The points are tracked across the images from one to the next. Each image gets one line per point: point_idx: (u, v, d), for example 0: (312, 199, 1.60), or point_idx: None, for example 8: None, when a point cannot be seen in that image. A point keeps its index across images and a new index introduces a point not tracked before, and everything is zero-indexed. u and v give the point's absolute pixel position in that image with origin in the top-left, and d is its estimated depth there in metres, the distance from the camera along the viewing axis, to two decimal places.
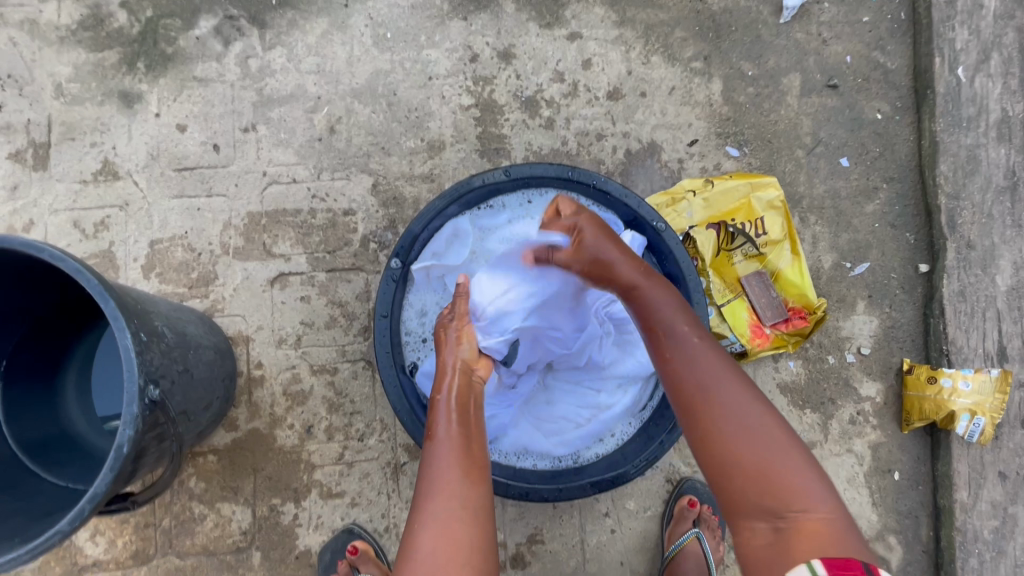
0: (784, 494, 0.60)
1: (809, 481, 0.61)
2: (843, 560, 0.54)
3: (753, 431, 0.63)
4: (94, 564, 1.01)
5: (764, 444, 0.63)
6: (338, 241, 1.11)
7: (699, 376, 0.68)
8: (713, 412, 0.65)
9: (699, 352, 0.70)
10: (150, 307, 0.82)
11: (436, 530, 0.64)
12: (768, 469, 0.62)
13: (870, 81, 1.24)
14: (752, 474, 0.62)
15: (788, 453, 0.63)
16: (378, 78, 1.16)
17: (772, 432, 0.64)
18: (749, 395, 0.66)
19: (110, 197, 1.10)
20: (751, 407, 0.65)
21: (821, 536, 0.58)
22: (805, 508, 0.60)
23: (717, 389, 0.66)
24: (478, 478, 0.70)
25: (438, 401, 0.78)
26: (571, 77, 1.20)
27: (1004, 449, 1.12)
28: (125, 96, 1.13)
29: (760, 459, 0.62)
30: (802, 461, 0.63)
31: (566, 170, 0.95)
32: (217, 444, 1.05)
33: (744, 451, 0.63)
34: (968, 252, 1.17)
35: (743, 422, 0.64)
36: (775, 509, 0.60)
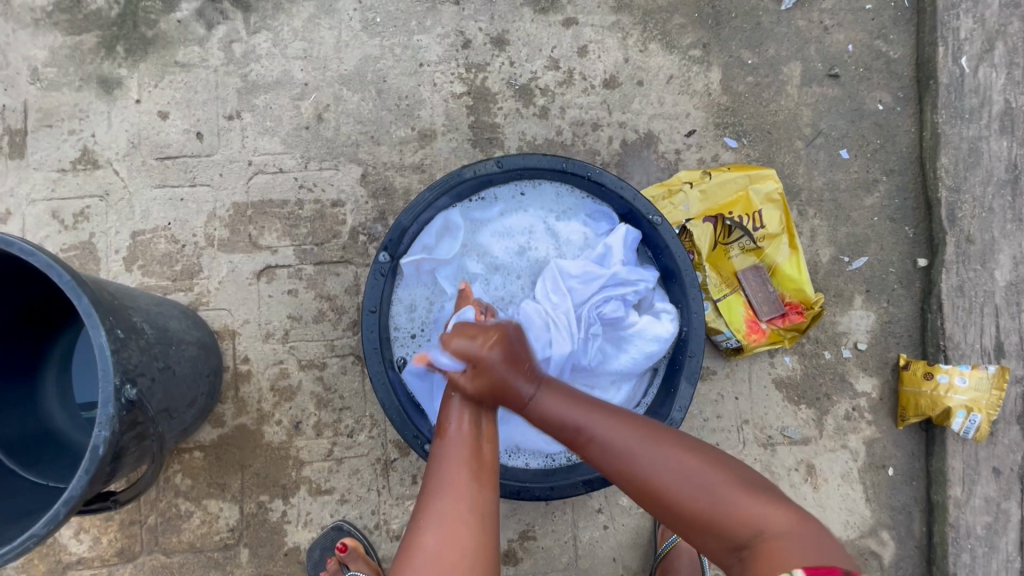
0: (740, 525, 0.62)
1: (756, 503, 0.63)
2: (824, 568, 0.55)
3: (685, 479, 0.65)
4: (78, 561, 1.00)
5: (698, 486, 0.65)
6: (327, 233, 1.08)
7: (619, 461, 0.69)
8: (641, 480, 0.67)
9: (612, 434, 0.70)
10: (129, 302, 0.79)
11: (444, 531, 0.63)
12: (712, 512, 0.63)
13: (872, 71, 1.22)
14: (699, 522, 0.64)
15: (723, 483, 0.65)
16: (367, 65, 1.13)
17: (701, 470, 0.66)
18: (669, 445, 0.68)
19: (90, 186, 1.07)
20: (676, 457, 0.67)
21: (787, 549, 0.58)
22: (762, 530, 0.61)
23: (637, 459, 0.68)
24: (489, 481, 0.69)
25: (455, 395, 0.80)
26: (566, 64, 1.16)
27: (999, 445, 1.12)
28: (104, 81, 1.09)
29: (704, 502, 0.64)
30: (742, 485, 0.65)
31: (560, 162, 0.92)
32: (203, 440, 1.03)
33: (687, 501, 0.64)
34: (967, 246, 1.15)
35: (671, 470, 0.66)
36: (738, 543, 0.62)
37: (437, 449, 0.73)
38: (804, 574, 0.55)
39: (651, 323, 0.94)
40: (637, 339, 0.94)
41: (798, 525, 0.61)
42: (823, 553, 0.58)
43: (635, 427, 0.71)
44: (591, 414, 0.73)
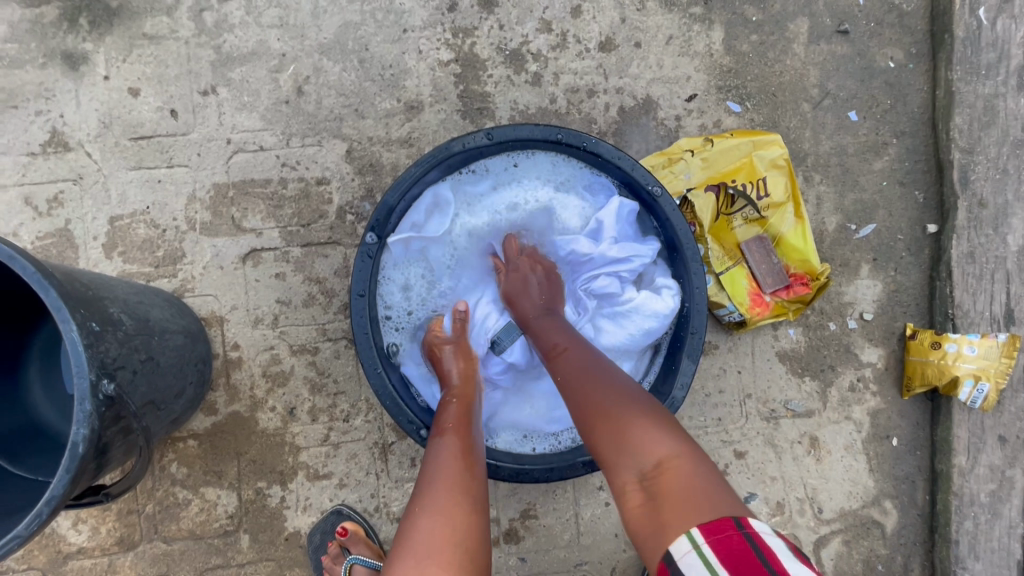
0: (643, 454, 0.59)
1: (666, 437, 0.60)
2: (716, 523, 0.51)
3: (615, 405, 0.64)
4: (78, 551, 0.99)
5: (622, 408, 0.63)
6: (313, 213, 1.04)
7: (572, 370, 0.70)
8: (586, 396, 0.66)
9: (573, 350, 0.74)
10: (105, 292, 0.75)
11: (434, 518, 0.60)
12: (626, 431, 0.61)
13: (883, 26, 1.15)
14: (611, 440, 0.61)
15: (642, 416, 0.62)
16: (348, 32, 1.06)
17: (627, 402, 0.64)
18: (613, 377, 0.68)
19: (62, 170, 1.02)
20: (609, 385, 0.66)
21: (685, 484, 0.55)
22: (661, 460, 0.58)
23: (585, 374, 0.69)
24: (480, 473, 0.67)
25: (448, 403, 0.78)
26: (559, 26, 1.10)
27: (1005, 413, 1.10)
28: (69, 57, 1.03)
29: (618, 429, 0.61)
30: (655, 421, 0.62)
31: (554, 132, 0.87)
32: (196, 429, 1.01)
33: (611, 423, 0.62)
34: (980, 210, 1.11)
35: (605, 392, 0.65)
36: (641, 473, 0.58)
37: (434, 447, 0.70)
38: (702, 531, 0.51)
39: (651, 299, 0.91)
40: (636, 315, 0.92)
41: (693, 467, 0.57)
42: (719, 501, 0.54)
43: (590, 353, 0.73)
44: (556, 333, 0.78)
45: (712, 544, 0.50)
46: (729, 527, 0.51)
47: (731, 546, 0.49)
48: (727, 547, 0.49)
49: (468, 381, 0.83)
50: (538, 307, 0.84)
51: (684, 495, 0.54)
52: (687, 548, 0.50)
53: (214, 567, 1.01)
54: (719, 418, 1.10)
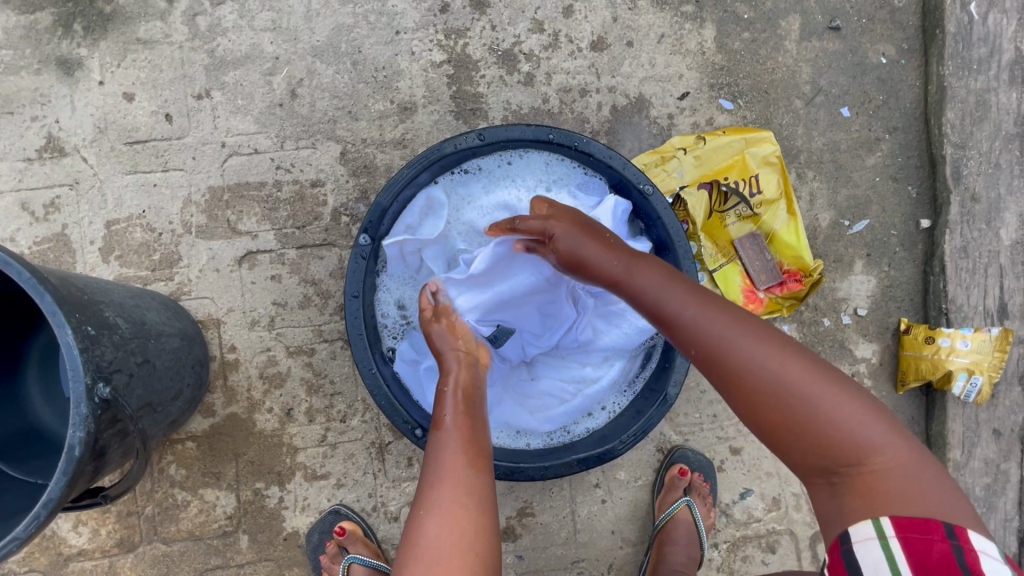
0: (842, 451, 0.56)
1: (869, 431, 0.56)
2: (923, 523, 0.51)
3: (788, 390, 0.58)
4: (79, 553, 1.00)
5: (802, 396, 0.57)
6: (307, 215, 1.04)
7: (716, 341, 0.62)
8: (750, 381, 0.60)
9: (707, 317, 0.64)
10: (101, 296, 0.75)
11: (445, 518, 0.61)
12: (818, 424, 0.56)
13: (875, 22, 1.15)
14: (797, 432, 0.57)
15: (839, 402, 0.57)
16: (341, 35, 1.06)
17: (812, 386, 0.58)
18: (780, 352, 0.60)
19: (58, 175, 1.03)
20: (778, 362, 0.59)
21: (896, 486, 0.53)
22: (864, 459, 0.55)
23: (741, 353, 0.61)
24: (483, 466, 0.67)
25: (444, 393, 0.75)
26: (550, 26, 1.10)
27: (1000, 407, 1.11)
28: (64, 63, 1.03)
29: (810, 423, 0.57)
30: (855, 409, 0.57)
31: (545, 132, 0.87)
32: (194, 431, 1.01)
33: (796, 415, 0.57)
34: (972, 205, 1.11)
35: (772, 374, 0.59)
36: (833, 468, 0.56)
37: (433, 442, 0.70)
38: (893, 525, 0.52)
39: None
40: (629, 315, 0.94)
41: (905, 462, 0.55)
42: (933, 504, 0.52)
43: (733, 316, 0.64)
44: (676, 295, 0.68)
45: (904, 540, 0.51)
46: (937, 534, 0.51)
47: (929, 552, 0.50)
48: (924, 552, 0.50)
49: (462, 364, 0.79)
50: (631, 266, 0.73)
51: (897, 498, 0.53)
52: (870, 537, 0.52)
53: (214, 567, 1.02)
54: (714, 415, 1.11)
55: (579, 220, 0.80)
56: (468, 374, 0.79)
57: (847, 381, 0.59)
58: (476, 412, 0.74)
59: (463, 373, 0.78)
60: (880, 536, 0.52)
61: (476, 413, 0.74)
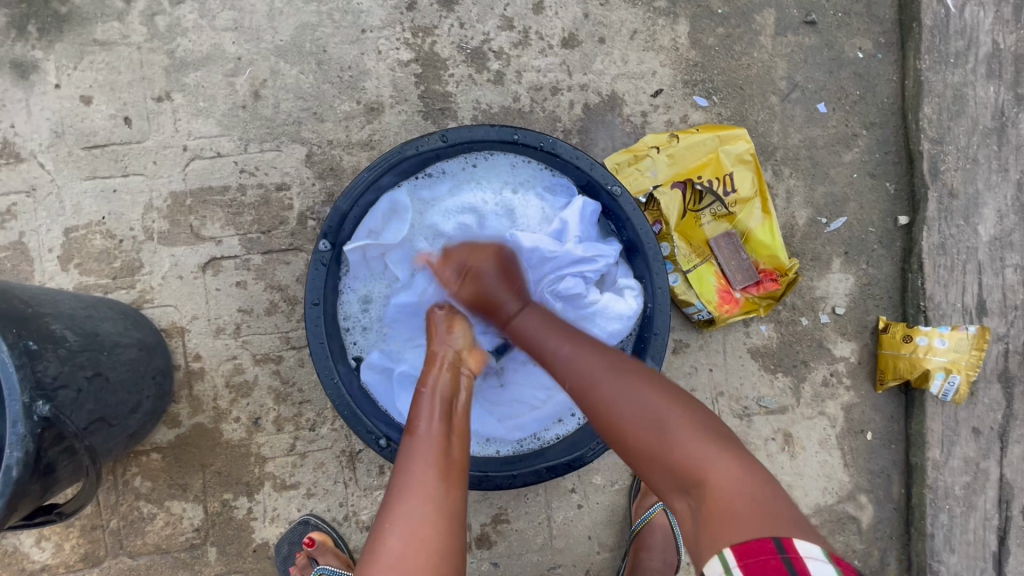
0: (687, 471, 0.58)
1: (708, 449, 0.58)
2: (757, 542, 0.50)
3: (645, 416, 0.62)
4: (42, 569, 0.98)
5: (655, 423, 0.61)
6: (273, 220, 1.02)
7: (584, 380, 0.67)
8: (609, 411, 0.63)
9: (577, 355, 0.70)
10: (47, 308, 0.73)
11: (403, 531, 0.59)
12: (664, 447, 0.59)
13: (851, 16, 1.13)
14: (650, 456, 0.60)
15: (683, 429, 0.60)
16: (305, 34, 1.04)
17: (659, 409, 0.62)
18: (640, 384, 0.64)
19: (14, 182, 1.00)
20: (635, 391, 0.64)
21: (732, 502, 0.54)
22: (705, 477, 0.56)
23: (604, 386, 0.65)
24: (456, 479, 0.64)
25: (422, 394, 0.74)
26: (521, 23, 1.08)
27: (979, 405, 1.10)
28: (19, 66, 1.00)
29: (657, 445, 0.60)
30: (698, 435, 0.59)
31: (510, 133, 0.85)
32: (159, 442, 0.99)
33: (647, 438, 0.61)
34: (950, 201, 1.10)
35: (631, 404, 0.63)
36: (683, 487, 0.58)
37: (405, 447, 0.68)
38: (734, 554, 0.50)
39: (614, 300, 0.90)
40: (599, 319, 0.91)
41: (744, 480, 0.56)
42: (769, 519, 0.52)
43: (602, 355, 0.69)
44: (556, 337, 0.74)
45: (744, 567, 0.49)
46: (769, 551, 0.49)
47: (765, 567, 0.48)
48: (762, 570, 0.48)
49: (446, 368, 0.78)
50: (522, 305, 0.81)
51: (733, 513, 0.53)
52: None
53: None
54: None
55: (501, 253, 0.86)
56: (452, 376, 0.77)
57: (698, 409, 0.63)
58: (456, 418, 0.72)
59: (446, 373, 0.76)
60: (724, 569, 0.50)
61: (456, 418, 0.72)
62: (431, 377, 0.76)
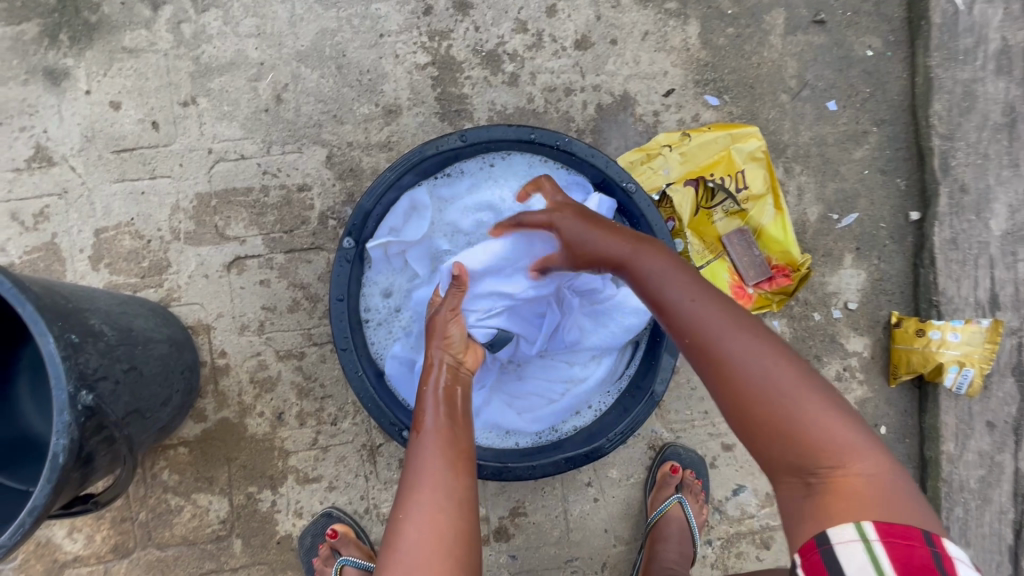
0: (819, 451, 0.55)
1: (846, 433, 0.55)
2: (901, 528, 0.50)
3: (779, 389, 0.57)
4: (74, 559, 1.01)
5: (790, 396, 0.57)
6: (295, 220, 1.05)
7: (710, 331, 0.62)
8: (734, 372, 0.59)
9: (707, 308, 0.63)
10: (86, 304, 0.76)
11: (423, 520, 0.60)
12: (800, 425, 0.56)
13: (860, 15, 1.15)
14: (775, 429, 0.57)
15: (825, 407, 0.56)
16: (325, 39, 1.07)
17: (799, 384, 0.58)
18: (779, 354, 0.59)
19: (47, 185, 1.03)
20: (766, 357, 0.59)
21: (873, 493, 0.52)
22: (844, 464, 0.54)
23: (737, 342, 0.60)
24: (466, 469, 0.67)
25: (424, 394, 0.75)
26: (534, 26, 1.10)
27: (993, 399, 1.10)
28: (51, 73, 1.04)
29: (794, 422, 0.56)
30: (838, 413, 0.57)
31: (527, 132, 0.87)
32: (186, 436, 1.02)
33: (775, 408, 0.57)
34: (962, 196, 1.11)
35: (761, 370, 0.58)
36: (809, 467, 0.55)
37: (412, 444, 0.70)
38: (875, 529, 0.50)
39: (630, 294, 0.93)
40: (615, 313, 0.94)
41: (883, 469, 0.54)
42: (903, 509, 0.52)
43: (725, 307, 0.64)
44: (676, 280, 0.67)
45: (888, 544, 0.49)
46: (915, 540, 0.49)
47: (911, 557, 0.48)
48: (908, 556, 0.48)
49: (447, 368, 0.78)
50: (637, 249, 0.73)
51: (871, 503, 0.52)
52: (855, 539, 0.50)
53: (208, 571, 1.02)
54: (706, 410, 1.11)
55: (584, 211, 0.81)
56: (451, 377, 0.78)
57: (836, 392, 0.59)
58: (460, 410, 0.74)
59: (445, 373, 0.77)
60: (862, 539, 0.49)
61: (459, 410, 0.74)
62: (432, 378, 0.77)
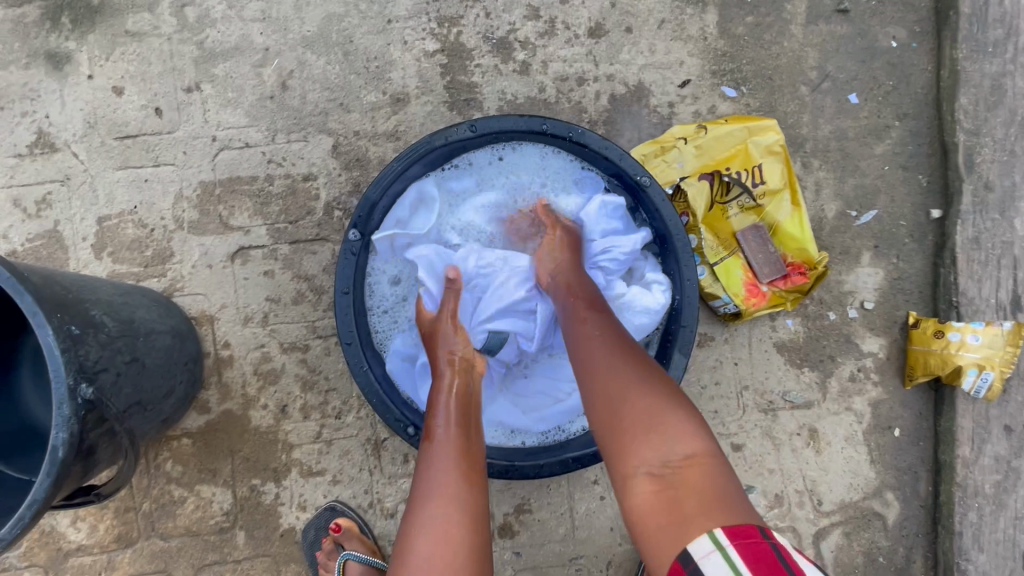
0: (668, 441, 0.59)
1: (692, 428, 0.60)
2: (743, 528, 0.52)
3: (643, 389, 0.63)
4: (78, 548, 1.01)
5: (649, 396, 0.63)
6: (300, 210, 1.03)
7: (603, 343, 0.70)
8: (610, 373, 0.66)
9: (597, 326, 0.73)
10: (87, 294, 0.75)
11: (432, 535, 0.59)
12: (655, 421, 0.60)
13: (885, 4, 1.11)
14: (631, 421, 0.61)
15: (672, 402, 0.62)
16: (331, 24, 1.04)
17: (661, 393, 0.63)
18: (642, 361, 0.67)
19: (49, 171, 1.02)
20: (640, 367, 0.66)
21: (707, 483, 0.56)
22: (687, 452, 0.58)
23: (616, 355, 0.68)
24: (478, 480, 0.65)
25: (438, 400, 0.74)
26: (547, 13, 1.07)
27: (1011, 403, 1.07)
28: (52, 57, 1.02)
29: (642, 414, 0.61)
30: (686, 412, 0.62)
31: (538, 123, 0.84)
32: (190, 428, 1.01)
33: (635, 405, 0.62)
34: (986, 194, 1.07)
35: (634, 376, 0.65)
36: (660, 456, 0.58)
37: (424, 453, 0.68)
38: (726, 533, 0.51)
39: (642, 293, 0.90)
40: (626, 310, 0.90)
41: (717, 470, 0.57)
42: (733, 509, 0.54)
43: (615, 329, 0.73)
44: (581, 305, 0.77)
45: (738, 548, 0.50)
46: (756, 535, 0.52)
47: (756, 551, 0.50)
48: (755, 551, 0.50)
49: (456, 369, 0.79)
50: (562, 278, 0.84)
51: (707, 494, 0.55)
52: (712, 550, 0.50)
53: (211, 563, 1.02)
54: (716, 410, 1.09)
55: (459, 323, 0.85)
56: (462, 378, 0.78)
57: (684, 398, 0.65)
58: (470, 419, 0.73)
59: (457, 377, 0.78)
60: (719, 548, 0.50)
61: (471, 420, 0.73)
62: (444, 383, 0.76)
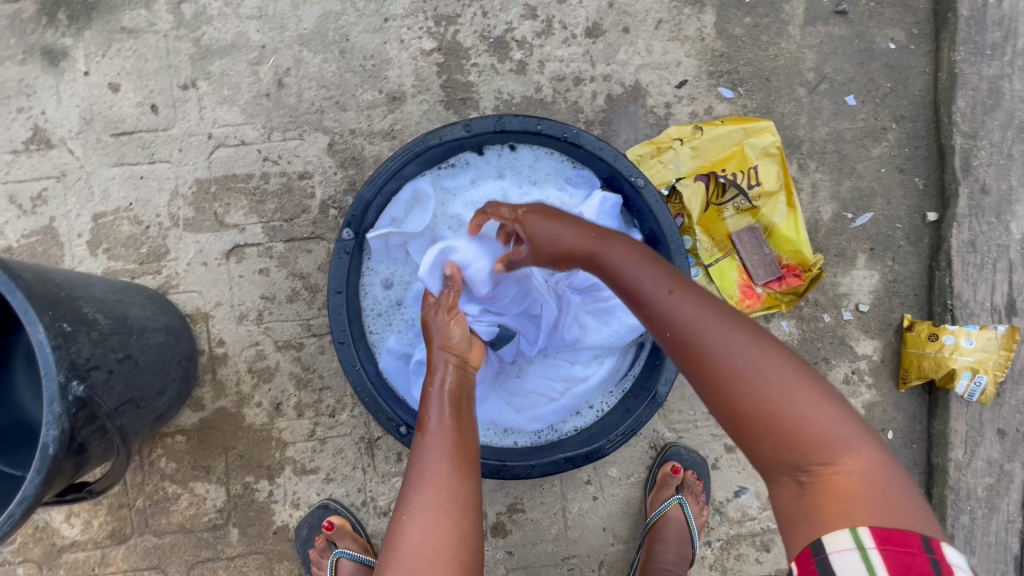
0: (812, 449, 0.52)
1: (840, 427, 0.53)
2: (899, 534, 0.47)
3: (767, 381, 0.54)
4: (71, 544, 1.01)
5: (777, 389, 0.53)
6: (295, 208, 1.03)
7: (694, 329, 0.57)
8: (721, 364, 0.55)
9: (682, 299, 0.60)
10: (80, 291, 0.75)
11: (425, 524, 0.59)
12: (794, 424, 0.52)
13: (883, 5, 1.10)
14: (762, 425, 0.53)
15: (804, 389, 0.54)
16: (328, 22, 1.04)
17: (791, 382, 0.54)
18: (753, 338, 0.57)
19: (45, 167, 1.02)
20: (757, 351, 0.55)
21: (864, 491, 0.50)
22: (835, 463, 0.51)
23: (720, 338, 0.56)
24: (470, 473, 0.65)
25: (428, 395, 0.73)
26: (544, 12, 1.07)
27: (1005, 406, 1.08)
28: (49, 53, 1.02)
29: (787, 418, 0.53)
30: (824, 398, 0.54)
31: (534, 124, 0.84)
32: (184, 425, 1.02)
33: (762, 403, 0.53)
34: (982, 197, 1.07)
35: (745, 360, 0.55)
36: (802, 465, 0.52)
37: (416, 445, 0.68)
38: (872, 535, 0.47)
39: None
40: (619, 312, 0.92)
41: (875, 466, 0.52)
42: (900, 511, 0.49)
43: (708, 302, 0.60)
44: (662, 279, 0.62)
45: (884, 554, 0.46)
46: (916, 547, 0.46)
47: (908, 563, 0.45)
48: (906, 562, 0.45)
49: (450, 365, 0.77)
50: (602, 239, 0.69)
51: (860, 504, 0.49)
52: (850, 547, 0.47)
53: (205, 559, 1.02)
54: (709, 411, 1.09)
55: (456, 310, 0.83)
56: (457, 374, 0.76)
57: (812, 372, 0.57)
58: (464, 412, 0.73)
59: (451, 376, 0.75)
60: (858, 547, 0.47)
61: (464, 413, 0.72)
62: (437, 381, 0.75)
